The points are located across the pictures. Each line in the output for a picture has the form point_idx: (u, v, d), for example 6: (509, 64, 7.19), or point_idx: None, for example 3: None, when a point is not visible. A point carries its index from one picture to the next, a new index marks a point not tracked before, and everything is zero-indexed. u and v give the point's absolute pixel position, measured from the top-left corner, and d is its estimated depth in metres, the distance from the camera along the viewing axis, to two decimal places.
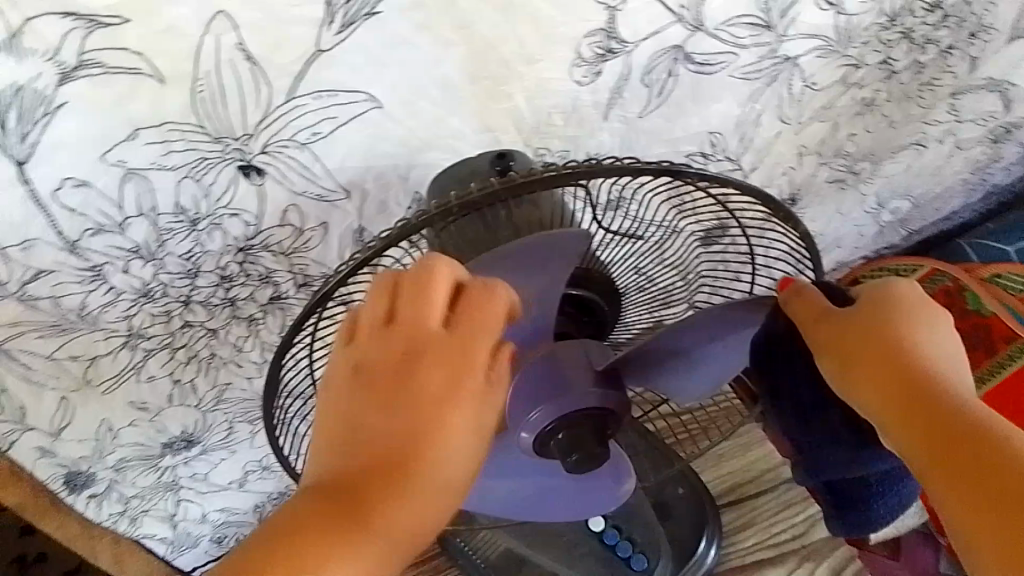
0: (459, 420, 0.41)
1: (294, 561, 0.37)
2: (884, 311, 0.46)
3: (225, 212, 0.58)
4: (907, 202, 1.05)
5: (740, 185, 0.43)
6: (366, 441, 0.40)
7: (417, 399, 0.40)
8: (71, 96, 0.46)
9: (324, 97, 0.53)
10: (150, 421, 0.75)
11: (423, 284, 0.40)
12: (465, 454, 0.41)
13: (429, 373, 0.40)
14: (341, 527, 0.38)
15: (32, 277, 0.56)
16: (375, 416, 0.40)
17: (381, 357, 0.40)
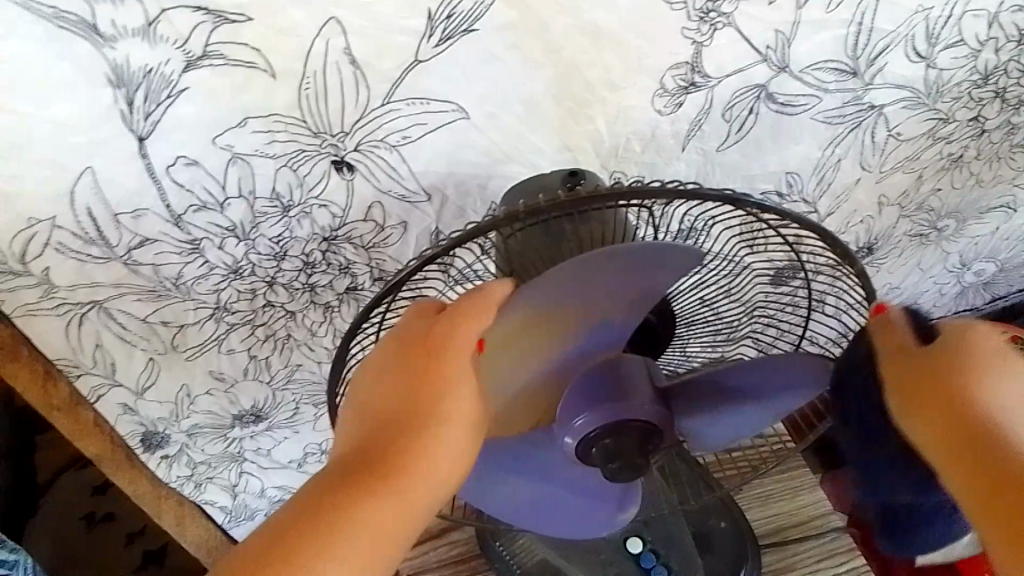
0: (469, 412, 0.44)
1: (328, 524, 0.39)
2: (974, 358, 0.41)
3: (316, 202, 0.62)
4: (992, 265, 1.02)
5: (800, 221, 0.44)
6: (380, 431, 0.43)
7: (444, 382, 0.43)
8: (193, 82, 0.51)
9: (417, 104, 0.57)
10: (225, 392, 0.80)
11: (476, 301, 0.44)
12: (459, 456, 0.44)
13: (447, 377, 0.43)
14: (368, 488, 0.41)
15: (138, 243, 0.61)
16: (392, 412, 0.43)
17: (415, 350, 0.44)
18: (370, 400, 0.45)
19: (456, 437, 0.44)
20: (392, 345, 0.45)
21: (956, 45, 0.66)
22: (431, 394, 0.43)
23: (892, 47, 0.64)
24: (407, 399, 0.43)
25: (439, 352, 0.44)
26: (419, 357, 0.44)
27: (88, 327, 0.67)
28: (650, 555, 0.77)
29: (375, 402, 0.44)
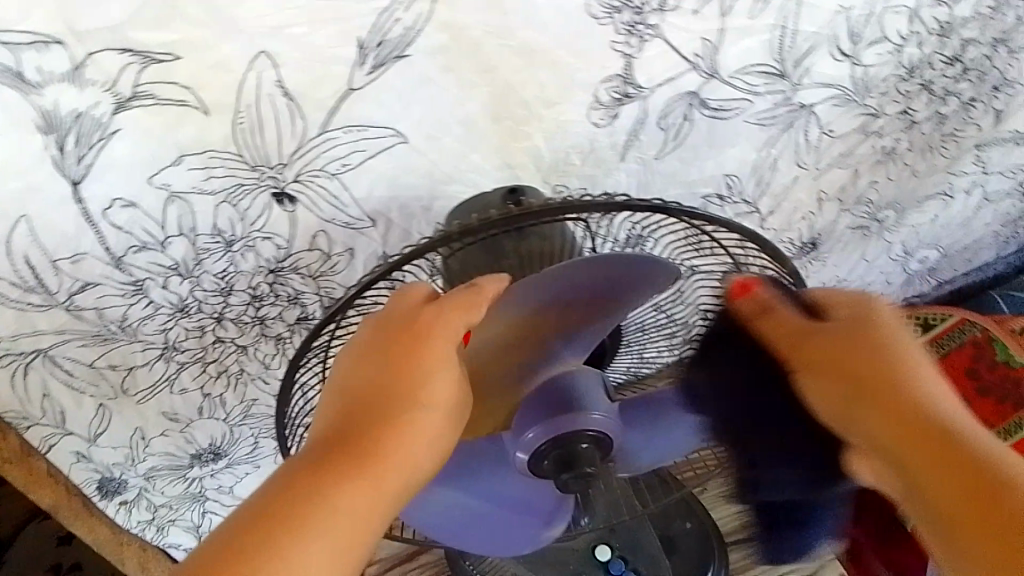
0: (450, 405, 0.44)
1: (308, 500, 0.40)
2: (861, 320, 0.46)
3: (259, 235, 0.62)
4: (935, 252, 1.05)
5: (730, 224, 0.45)
6: (360, 416, 0.43)
7: (426, 379, 0.44)
8: (125, 122, 0.51)
9: (354, 131, 0.57)
10: (181, 432, 0.79)
11: (466, 295, 0.43)
12: (440, 441, 0.45)
13: (428, 367, 0.44)
14: (351, 471, 0.42)
15: (79, 288, 0.60)
16: (373, 396, 0.44)
17: (404, 340, 0.44)
18: (352, 384, 0.45)
19: (438, 423, 0.44)
20: (376, 331, 0.45)
21: (879, 42, 0.68)
22: (412, 382, 0.43)
23: (817, 48, 0.65)
24: (389, 384, 0.44)
25: (423, 342, 0.44)
26: (401, 345, 0.44)
27: (33, 377, 0.66)
28: (619, 561, 0.77)
29: (357, 385, 0.45)
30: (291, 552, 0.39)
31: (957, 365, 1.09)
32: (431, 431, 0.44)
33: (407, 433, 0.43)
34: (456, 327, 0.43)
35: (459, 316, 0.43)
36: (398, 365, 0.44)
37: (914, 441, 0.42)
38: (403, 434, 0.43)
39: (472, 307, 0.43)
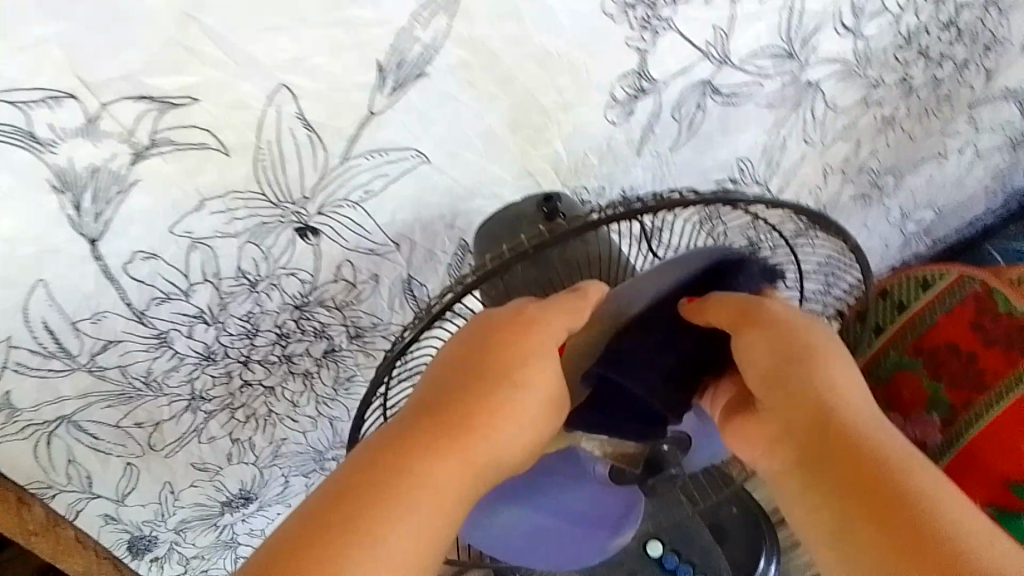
0: (541, 401, 0.40)
1: (384, 488, 0.36)
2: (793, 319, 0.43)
3: (283, 272, 0.60)
4: (930, 212, 1.06)
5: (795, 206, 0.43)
6: (447, 399, 0.39)
7: (520, 369, 0.39)
8: (143, 172, 0.48)
9: (376, 156, 0.56)
10: (210, 480, 0.77)
11: (569, 300, 0.41)
12: (534, 435, 0.40)
13: (527, 355, 0.39)
14: (433, 455, 0.37)
15: (101, 348, 0.58)
16: (464, 382, 0.39)
17: (499, 336, 0.40)
18: (438, 374, 0.41)
19: (533, 414, 0.40)
20: (469, 330, 0.41)
21: (879, 14, 0.68)
22: (509, 369, 0.39)
23: (822, 26, 0.65)
24: (481, 368, 0.39)
25: (521, 335, 0.40)
26: (497, 332, 0.40)
27: (57, 445, 0.63)
28: (673, 555, 0.75)
29: (445, 373, 0.40)
30: (361, 542, 0.34)
31: (953, 321, 1.06)
32: (526, 422, 0.39)
33: (499, 421, 0.39)
34: (557, 324, 0.40)
35: (560, 317, 0.40)
36: (494, 354, 0.39)
37: (827, 442, 0.39)
38: (491, 423, 0.39)
39: (570, 313, 0.40)
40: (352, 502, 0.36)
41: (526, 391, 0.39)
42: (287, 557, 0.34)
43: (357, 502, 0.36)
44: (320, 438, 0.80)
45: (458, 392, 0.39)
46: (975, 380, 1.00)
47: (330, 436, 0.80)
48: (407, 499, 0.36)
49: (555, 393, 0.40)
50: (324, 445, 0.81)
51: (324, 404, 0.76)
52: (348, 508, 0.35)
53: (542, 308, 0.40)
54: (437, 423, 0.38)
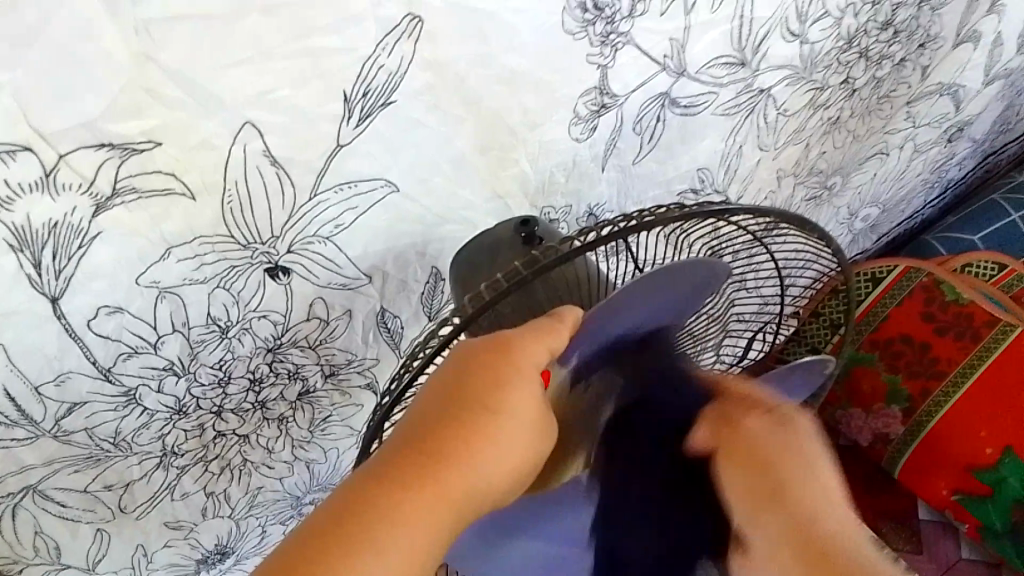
0: (519, 432, 0.39)
1: (361, 530, 0.36)
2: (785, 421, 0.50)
3: (254, 315, 0.58)
4: (875, 208, 1.10)
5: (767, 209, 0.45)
6: (425, 431, 0.38)
7: (493, 404, 0.38)
8: (105, 224, 0.46)
9: (345, 189, 0.54)
10: (185, 539, 0.73)
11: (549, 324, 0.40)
12: (521, 461, 0.39)
13: (509, 382, 0.39)
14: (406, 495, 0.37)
15: (66, 411, 0.55)
16: (443, 414, 0.38)
17: (474, 371, 0.39)
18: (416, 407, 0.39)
19: (518, 443, 0.39)
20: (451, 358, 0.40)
21: (822, 19, 0.70)
22: (489, 400, 0.39)
23: (770, 33, 0.67)
24: (459, 400, 0.38)
25: (502, 365, 0.39)
26: (479, 362, 0.39)
27: (22, 518, 0.60)
28: None
29: (423, 404, 0.39)
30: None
31: (907, 311, 1.13)
32: (511, 451, 0.39)
33: (482, 451, 0.38)
34: (538, 349, 0.39)
35: (541, 342, 0.39)
36: (473, 385, 0.39)
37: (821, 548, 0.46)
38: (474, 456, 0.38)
39: (551, 339, 0.40)
40: (327, 545, 0.35)
41: (509, 419, 0.39)
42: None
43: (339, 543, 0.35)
44: (297, 483, 0.77)
45: (437, 423, 0.38)
46: (931, 366, 1.11)
47: (307, 480, 0.78)
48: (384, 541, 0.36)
49: (540, 416, 0.40)
50: (302, 490, 0.78)
51: (300, 447, 0.73)
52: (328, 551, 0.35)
53: (525, 334, 0.40)
54: (418, 460, 0.38)
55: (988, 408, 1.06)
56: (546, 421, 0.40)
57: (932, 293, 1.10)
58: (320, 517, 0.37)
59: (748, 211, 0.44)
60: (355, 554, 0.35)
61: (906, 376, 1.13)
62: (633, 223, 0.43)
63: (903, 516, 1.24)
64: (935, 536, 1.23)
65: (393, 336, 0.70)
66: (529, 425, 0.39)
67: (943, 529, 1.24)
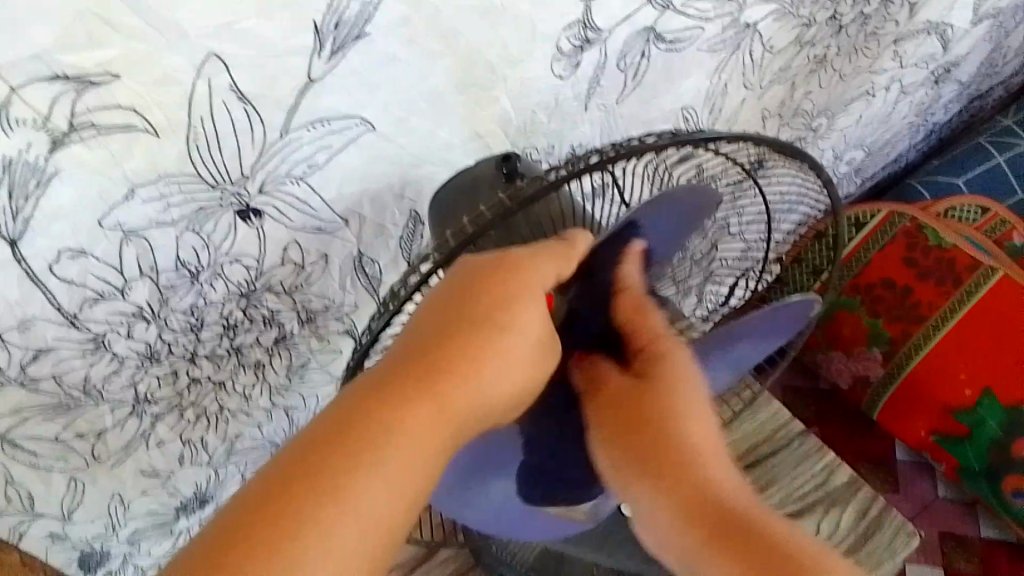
0: (520, 345, 0.40)
1: (362, 435, 0.36)
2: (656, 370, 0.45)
3: (226, 259, 0.56)
4: (860, 151, 1.08)
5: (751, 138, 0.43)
6: (433, 343, 0.39)
7: (496, 319, 0.39)
8: (63, 162, 0.44)
9: (318, 127, 0.52)
10: (162, 486, 0.72)
11: (558, 250, 0.42)
12: (523, 378, 0.41)
13: (518, 296, 0.40)
14: (407, 399, 0.37)
15: (32, 358, 0.53)
16: (451, 326, 0.39)
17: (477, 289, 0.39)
18: (421, 319, 0.40)
19: (520, 359, 0.40)
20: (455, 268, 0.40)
21: None
22: (500, 316, 0.39)
23: None
24: (461, 313, 0.39)
25: (511, 280, 0.40)
26: (484, 278, 0.40)
27: None
28: None
29: (428, 318, 0.40)
30: (339, 482, 0.34)
31: (890, 256, 1.14)
32: (517, 364, 0.40)
33: (490, 363, 0.39)
34: (549, 267, 0.41)
35: (551, 264, 0.41)
36: (487, 298, 0.39)
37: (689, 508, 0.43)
38: (481, 368, 0.39)
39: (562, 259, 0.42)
40: (337, 446, 0.35)
41: (516, 334, 0.40)
42: (262, 504, 0.33)
43: (342, 444, 0.35)
44: (276, 430, 0.76)
45: (446, 335, 0.39)
46: (911, 310, 1.12)
47: (287, 428, 0.77)
48: (393, 446, 0.36)
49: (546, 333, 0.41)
50: (282, 438, 0.78)
51: (278, 394, 0.72)
52: (329, 453, 0.35)
53: (533, 253, 0.41)
54: (425, 372, 0.38)
55: (963, 352, 1.07)
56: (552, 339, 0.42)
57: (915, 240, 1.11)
58: (326, 423, 0.36)
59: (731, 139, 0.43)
60: (365, 461, 0.35)
61: (887, 319, 1.14)
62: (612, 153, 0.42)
63: (880, 458, 1.27)
64: (912, 475, 1.25)
65: (371, 281, 0.68)
66: (529, 342, 0.41)
67: (920, 469, 1.26)
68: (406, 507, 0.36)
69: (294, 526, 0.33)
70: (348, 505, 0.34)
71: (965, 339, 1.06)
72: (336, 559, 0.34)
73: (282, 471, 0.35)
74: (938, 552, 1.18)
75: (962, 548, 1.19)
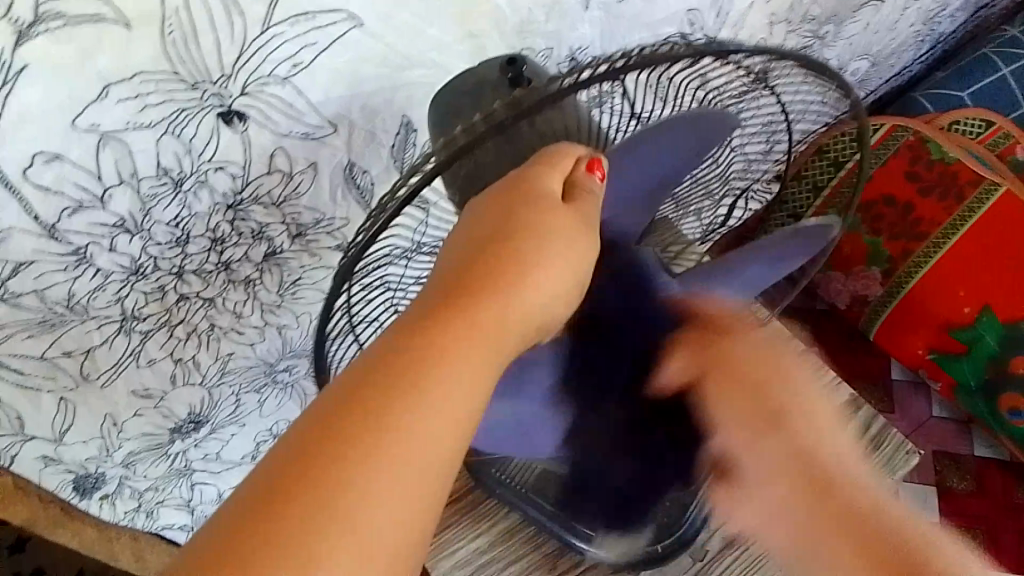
0: (560, 259, 0.39)
1: (407, 369, 0.35)
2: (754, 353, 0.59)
3: (210, 167, 0.53)
4: (866, 62, 1.06)
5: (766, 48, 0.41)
6: (457, 275, 0.39)
7: (530, 239, 0.39)
8: (31, 56, 0.41)
9: (302, 21, 0.49)
10: (155, 408, 0.71)
11: (546, 155, 0.41)
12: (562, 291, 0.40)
13: (545, 213, 0.39)
14: (445, 327, 0.37)
15: (11, 272, 0.51)
16: (471, 255, 0.39)
17: (496, 218, 0.39)
18: (454, 255, 0.40)
19: (559, 273, 0.40)
20: (472, 213, 0.40)
21: None
22: (526, 231, 0.39)
23: None
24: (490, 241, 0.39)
25: (523, 197, 0.39)
26: (506, 204, 0.39)
27: None
28: None
29: (450, 262, 0.40)
30: (394, 415, 0.34)
31: (894, 171, 1.12)
32: (553, 273, 0.39)
33: (521, 275, 0.38)
34: (553, 177, 0.40)
35: (554, 170, 0.40)
36: (509, 218, 0.39)
37: None
38: (509, 282, 0.38)
39: (559, 167, 0.40)
40: (379, 378, 0.35)
41: (545, 247, 0.39)
42: (314, 443, 0.33)
43: (386, 378, 0.35)
44: (270, 349, 0.74)
45: (476, 263, 0.39)
46: (913, 227, 1.10)
47: (280, 348, 0.75)
48: (435, 369, 0.36)
49: (577, 226, 0.40)
50: (275, 357, 0.76)
51: (270, 313, 0.70)
52: (373, 390, 0.35)
53: (537, 167, 0.40)
54: (450, 299, 0.38)
55: (968, 264, 1.06)
56: (587, 232, 0.41)
57: (919, 151, 1.09)
58: (364, 361, 0.36)
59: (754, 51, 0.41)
60: (408, 389, 0.35)
61: (888, 238, 1.12)
62: (632, 63, 0.39)
63: (877, 377, 1.27)
64: (907, 395, 1.25)
65: (363, 194, 0.65)
66: (566, 253, 0.40)
67: (915, 388, 1.26)
68: (462, 426, 0.36)
69: (347, 462, 0.33)
70: (405, 431, 0.34)
71: (972, 251, 1.05)
72: (404, 478, 0.34)
73: (326, 413, 0.34)
74: (931, 471, 1.20)
75: (956, 465, 1.20)
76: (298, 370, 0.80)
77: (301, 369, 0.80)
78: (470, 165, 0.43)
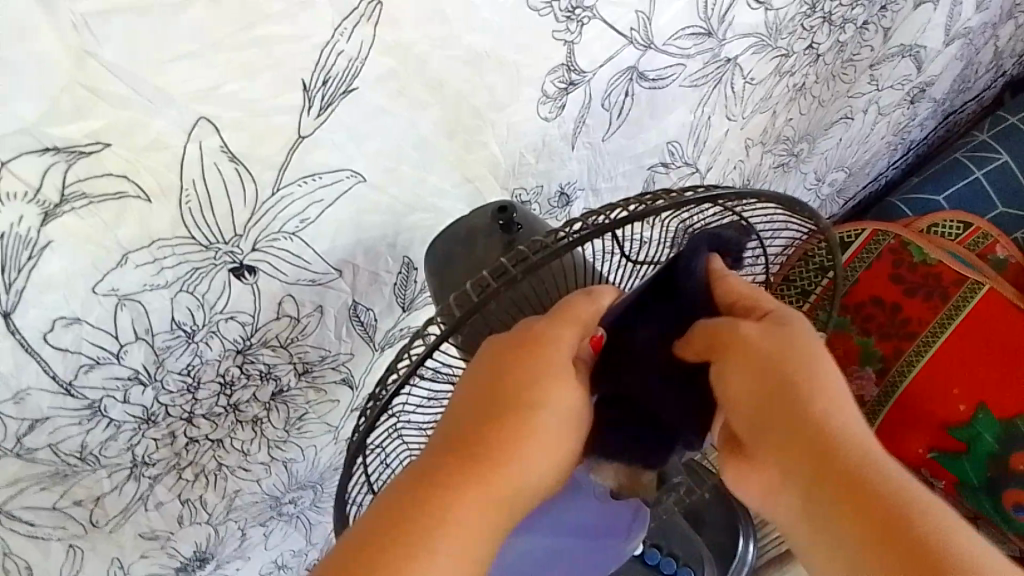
0: (567, 411, 0.41)
1: (418, 525, 0.37)
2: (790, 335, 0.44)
3: (221, 318, 0.56)
4: (842, 173, 1.11)
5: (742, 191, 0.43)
6: (471, 425, 0.40)
7: (537, 395, 0.40)
8: (56, 234, 0.44)
9: (309, 182, 0.52)
10: (161, 548, 0.71)
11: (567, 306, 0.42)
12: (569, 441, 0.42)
13: (552, 370, 0.41)
14: (457, 478, 0.38)
15: (28, 429, 0.52)
16: (486, 406, 0.40)
17: (513, 370, 0.40)
18: (470, 402, 0.41)
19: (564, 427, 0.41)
20: (488, 360, 0.41)
21: None
22: (538, 386, 0.40)
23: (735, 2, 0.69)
24: (507, 395, 0.40)
25: (540, 353, 0.41)
26: (522, 357, 0.41)
27: None
28: (654, 551, 0.88)
29: (464, 405, 0.41)
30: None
31: (878, 274, 1.16)
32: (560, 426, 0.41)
33: (526, 440, 0.40)
34: (568, 332, 0.42)
35: (571, 324, 0.42)
36: (522, 370, 0.40)
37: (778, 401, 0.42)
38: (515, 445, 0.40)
39: (574, 321, 0.42)
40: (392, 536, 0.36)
41: (554, 405, 0.41)
42: None
43: (399, 536, 0.36)
44: (275, 484, 0.75)
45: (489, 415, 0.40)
46: (901, 328, 1.12)
47: (285, 481, 0.76)
48: (440, 531, 0.37)
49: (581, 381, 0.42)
50: (281, 490, 0.76)
51: (276, 449, 0.71)
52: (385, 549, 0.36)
53: (553, 322, 0.42)
54: (465, 447, 0.39)
55: (957, 364, 1.06)
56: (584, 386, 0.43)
57: (900, 254, 1.15)
58: (377, 517, 0.37)
59: (733, 194, 0.43)
60: (421, 548, 0.36)
61: (878, 337, 1.13)
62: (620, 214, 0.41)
63: None
64: None
65: (366, 329, 0.68)
66: (571, 407, 0.41)
67: None
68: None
69: None
70: None
71: (963, 347, 1.06)
72: None
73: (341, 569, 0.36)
74: None
75: None
76: (304, 501, 0.81)
77: (307, 501, 0.80)
78: (475, 324, 0.44)
